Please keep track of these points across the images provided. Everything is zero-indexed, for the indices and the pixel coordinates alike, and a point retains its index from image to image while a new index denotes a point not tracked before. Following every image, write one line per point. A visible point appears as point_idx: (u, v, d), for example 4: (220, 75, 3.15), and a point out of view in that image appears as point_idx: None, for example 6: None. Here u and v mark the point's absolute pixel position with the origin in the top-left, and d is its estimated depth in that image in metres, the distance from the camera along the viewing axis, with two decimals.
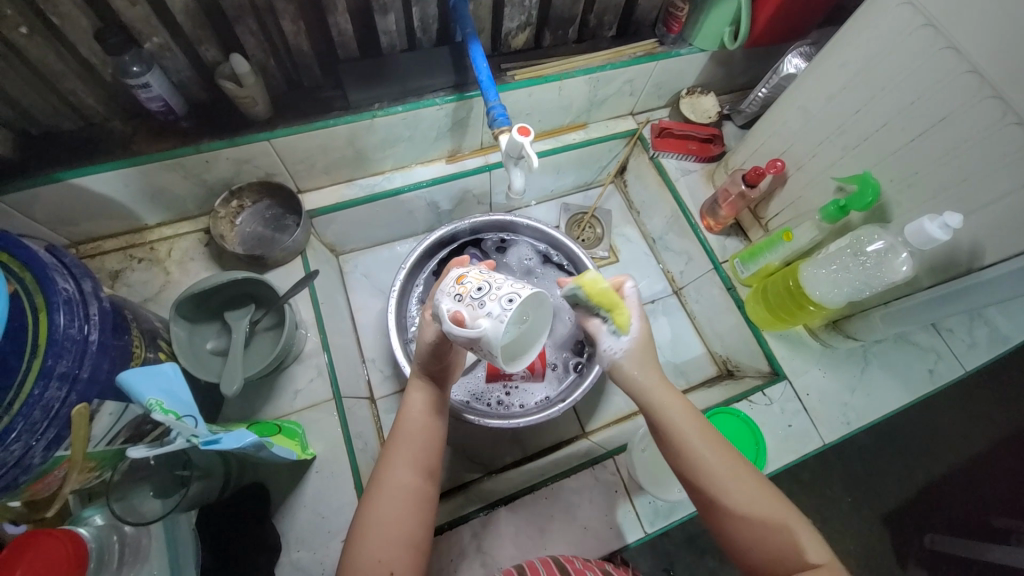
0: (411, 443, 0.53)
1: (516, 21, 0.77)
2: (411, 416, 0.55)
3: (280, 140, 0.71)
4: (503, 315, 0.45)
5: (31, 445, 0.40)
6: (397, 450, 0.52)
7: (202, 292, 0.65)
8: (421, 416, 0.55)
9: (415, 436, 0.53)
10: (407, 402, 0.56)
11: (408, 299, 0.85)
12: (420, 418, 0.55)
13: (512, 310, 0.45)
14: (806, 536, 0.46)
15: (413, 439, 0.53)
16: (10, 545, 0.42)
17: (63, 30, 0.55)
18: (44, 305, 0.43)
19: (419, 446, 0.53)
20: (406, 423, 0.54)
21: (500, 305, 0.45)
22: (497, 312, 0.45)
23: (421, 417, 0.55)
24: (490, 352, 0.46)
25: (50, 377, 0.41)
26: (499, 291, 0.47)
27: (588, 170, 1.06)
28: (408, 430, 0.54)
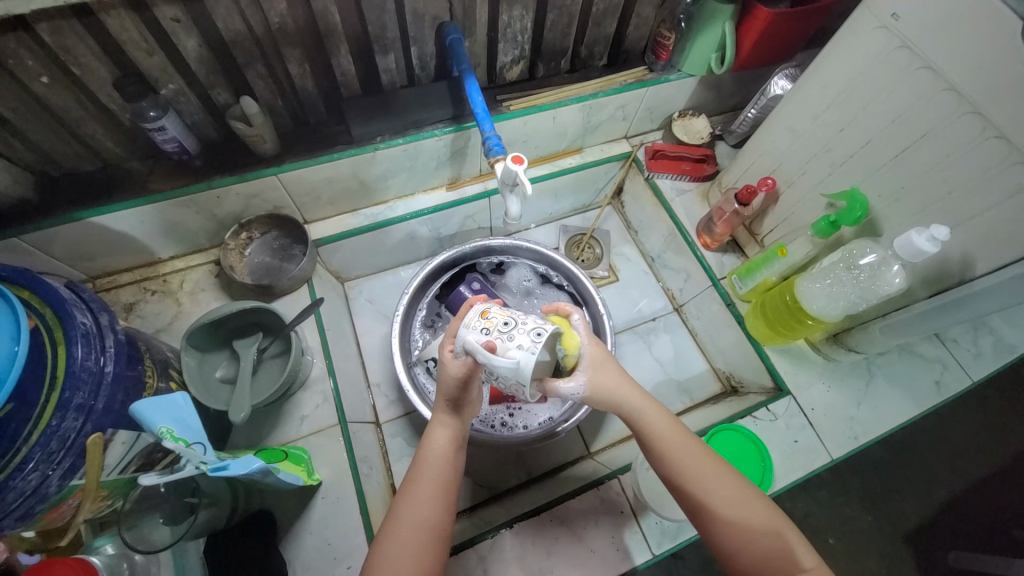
0: (431, 479, 0.53)
1: (510, 55, 0.81)
2: (433, 452, 0.55)
3: (287, 174, 0.75)
4: (535, 347, 0.49)
5: (48, 475, 0.41)
6: (419, 487, 0.53)
7: (213, 322, 0.68)
8: (443, 452, 0.55)
9: (434, 473, 0.54)
10: (429, 438, 0.56)
11: (412, 324, 0.87)
12: (440, 454, 0.55)
13: (543, 341, 0.49)
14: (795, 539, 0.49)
15: (433, 476, 0.53)
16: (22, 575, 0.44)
17: (85, 80, 0.59)
18: (63, 339, 0.45)
19: (438, 483, 0.53)
20: (427, 459, 0.55)
21: (530, 338, 0.49)
22: (527, 345, 0.49)
23: (442, 453, 0.55)
24: (522, 380, 0.49)
25: (68, 408, 0.43)
26: (527, 324, 0.50)
27: (585, 193, 1.08)
28: (429, 466, 0.54)
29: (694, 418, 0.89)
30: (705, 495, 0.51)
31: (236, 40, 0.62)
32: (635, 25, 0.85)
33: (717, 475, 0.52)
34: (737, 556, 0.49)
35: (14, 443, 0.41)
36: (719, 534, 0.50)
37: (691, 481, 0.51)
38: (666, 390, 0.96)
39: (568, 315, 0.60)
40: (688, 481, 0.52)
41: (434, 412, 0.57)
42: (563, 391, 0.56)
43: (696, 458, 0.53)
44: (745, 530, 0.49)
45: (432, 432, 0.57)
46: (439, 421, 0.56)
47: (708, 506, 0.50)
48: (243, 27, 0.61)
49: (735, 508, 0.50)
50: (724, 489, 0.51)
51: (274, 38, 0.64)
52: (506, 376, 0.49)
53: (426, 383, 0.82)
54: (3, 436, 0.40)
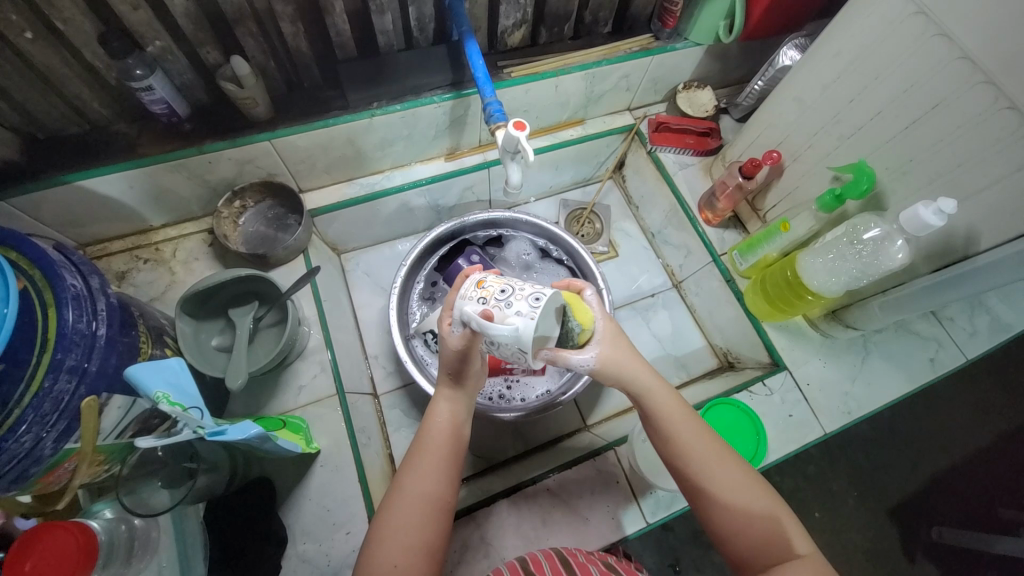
0: (433, 453, 0.53)
1: (511, 19, 0.78)
2: (435, 427, 0.55)
3: (280, 140, 0.72)
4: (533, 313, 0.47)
5: (42, 437, 0.41)
6: (420, 460, 0.53)
7: (207, 290, 0.67)
8: (445, 428, 0.55)
9: (436, 445, 0.54)
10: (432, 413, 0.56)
11: (409, 296, 0.86)
12: (442, 427, 0.55)
13: (541, 307, 0.47)
14: (792, 527, 0.49)
15: (434, 450, 0.54)
16: (15, 543, 0.43)
17: (67, 35, 0.57)
18: (53, 301, 0.44)
19: (440, 456, 0.53)
20: (429, 434, 0.55)
21: (528, 304, 0.47)
22: (525, 311, 0.47)
23: (445, 428, 0.55)
24: (524, 349, 0.47)
25: (60, 370, 0.42)
26: (525, 291, 0.49)
27: (586, 166, 1.06)
28: (431, 440, 0.54)
29: (689, 393, 0.90)
30: (705, 478, 0.51)
31: None
32: None
33: (721, 460, 0.52)
34: (731, 539, 0.49)
35: (6, 406, 0.40)
36: (717, 514, 0.50)
37: (694, 463, 0.52)
38: (663, 365, 0.96)
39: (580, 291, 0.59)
40: (692, 461, 0.52)
41: (437, 388, 0.58)
42: (574, 362, 0.54)
43: (700, 442, 0.52)
44: (743, 516, 0.49)
45: (434, 409, 0.57)
46: (442, 399, 0.57)
47: (708, 489, 0.51)
48: None
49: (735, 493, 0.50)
50: (725, 471, 0.51)
51: None
52: (506, 345, 0.48)
53: (424, 355, 0.82)
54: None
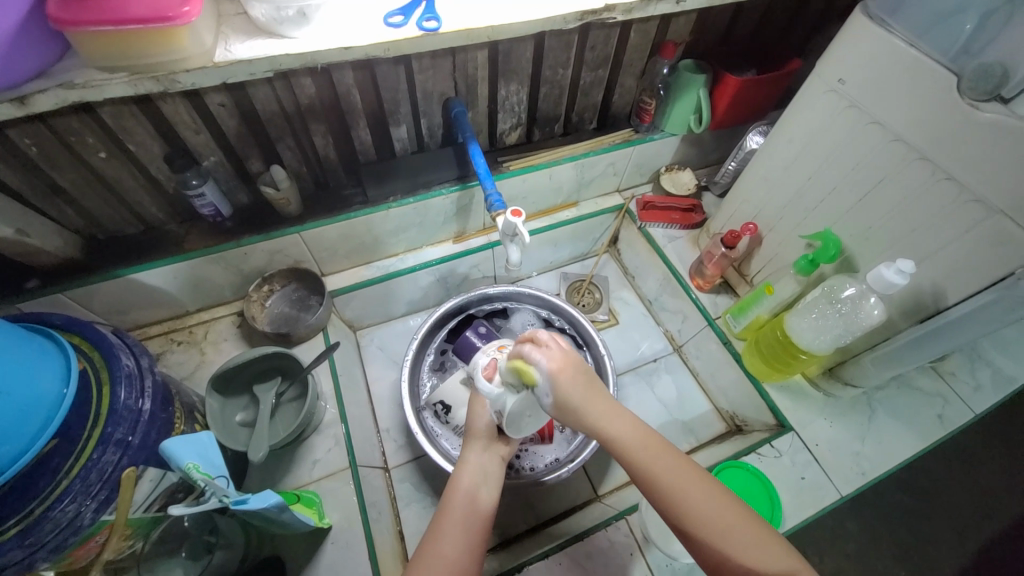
0: (455, 516, 0.57)
1: (508, 123, 0.91)
2: (460, 487, 0.60)
3: (308, 231, 0.82)
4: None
5: (83, 509, 0.44)
6: (445, 519, 0.57)
7: (236, 368, 0.72)
8: (468, 486, 0.60)
9: (459, 508, 0.58)
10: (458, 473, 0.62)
11: (420, 369, 0.91)
12: (463, 490, 0.60)
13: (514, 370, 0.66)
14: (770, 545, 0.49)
15: (457, 509, 0.58)
16: None
17: (138, 156, 0.68)
18: (108, 380, 0.50)
19: (462, 518, 0.57)
20: (455, 492, 0.60)
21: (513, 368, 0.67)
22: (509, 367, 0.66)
23: (471, 486, 0.60)
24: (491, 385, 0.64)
25: (108, 442, 0.47)
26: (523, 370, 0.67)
27: (583, 242, 1.15)
28: (456, 498, 0.59)
29: (700, 458, 0.89)
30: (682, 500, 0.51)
31: (270, 118, 0.71)
32: (619, 94, 0.95)
33: (691, 473, 0.52)
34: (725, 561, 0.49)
35: (57, 476, 0.44)
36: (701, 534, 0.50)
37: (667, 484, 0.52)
38: (671, 431, 0.97)
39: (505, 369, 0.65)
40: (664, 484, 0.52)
41: (467, 449, 0.65)
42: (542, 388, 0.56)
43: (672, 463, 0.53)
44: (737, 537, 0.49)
45: (463, 470, 0.62)
46: (467, 459, 0.63)
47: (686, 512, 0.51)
48: (276, 108, 0.70)
49: (709, 508, 0.50)
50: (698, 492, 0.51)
51: (304, 116, 0.73)
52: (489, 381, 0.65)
53: (434, 427, 0.85)
54: (45, 471, 0.44)
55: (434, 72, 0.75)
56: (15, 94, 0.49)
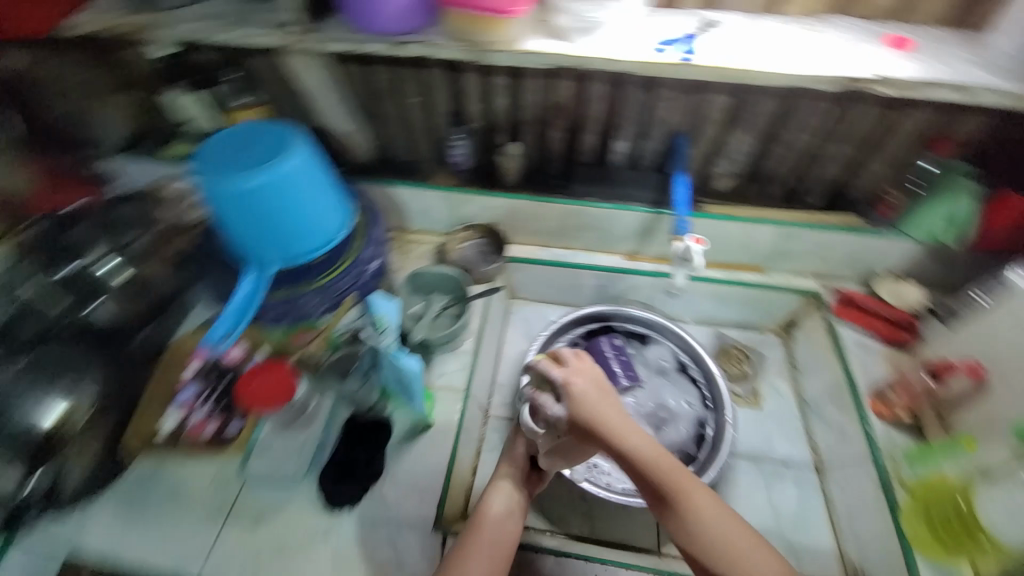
0: (485, 538, 0.66)
1: (724, 169, 0.93)
2: (491, 512, 0.69)
3: (516, 201, 0.99)
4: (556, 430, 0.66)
5: (323, 301, 0.78)
6: (475, 541, 0.66)
7: (428, 276, 0.93)
8: (498, 514, 0.69)
9: (489, 533, 0.67)
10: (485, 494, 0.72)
11: (547, 351, 0.96)
12: (494, 515, 0.69)
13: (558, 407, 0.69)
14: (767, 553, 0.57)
15: (485, 535, 0.66)
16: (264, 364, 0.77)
17: (434, 107, 0.92)
18: (363, 233, 0.80)
19: (491, 540, 0.66)
20: (485, 517, 0.69)
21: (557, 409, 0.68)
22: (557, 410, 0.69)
23: (498, 516, 0.69)
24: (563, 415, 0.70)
25: (350, 271, 0.78)
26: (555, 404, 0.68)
27: (756, 312, 1.07)
28: (486, 525, 0.68)
29: None
30: (694, 514, 0.59)
31: (529, 106, 0.89)
32: (859, 178, 0.89)
33: (702, 489, 0.60)
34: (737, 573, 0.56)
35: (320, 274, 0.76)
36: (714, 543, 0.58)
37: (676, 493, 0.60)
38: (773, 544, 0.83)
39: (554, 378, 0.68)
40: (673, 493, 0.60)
41: (495, 483, 0.73)
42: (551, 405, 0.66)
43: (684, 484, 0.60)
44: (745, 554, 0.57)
45: (493, 497, 0.71)
46: (497, 489, 0.72)
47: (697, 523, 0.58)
48: (536, 99, 0.87)
49: (721, 523, 0.59)
50: (710, 504, 0.60)
51: (553, 111, 0.89)
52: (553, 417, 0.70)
53: None
54: (316, 268, 0.75)
55: (673, 104, 0.84)
56: (395, 40, 0.71)
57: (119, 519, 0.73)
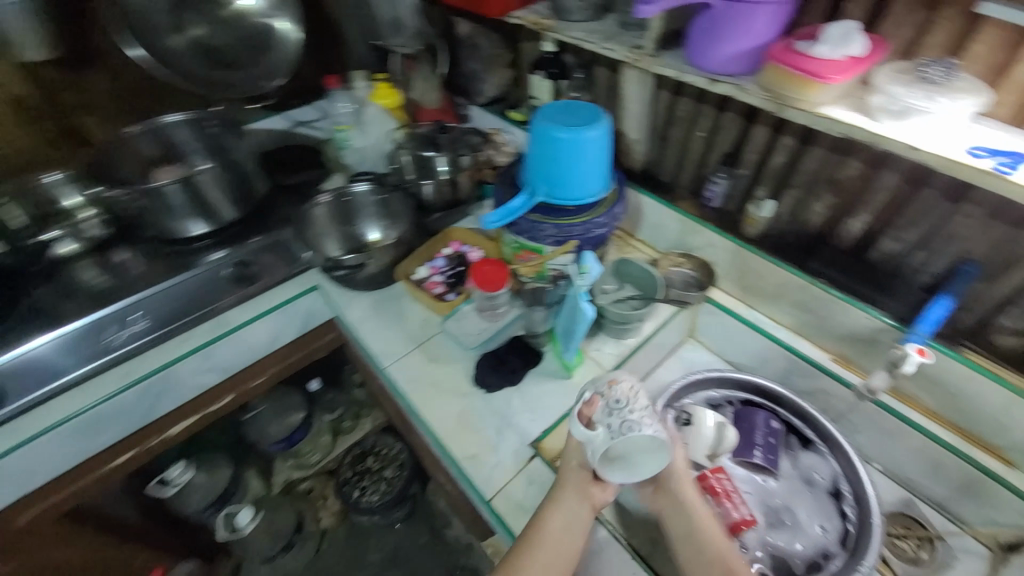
0: (545, 548, 0.71)
1: (1014, 323, 0.78)
2: (550, 524, 0.72)
3: (743, 251, 1.01)
4: (613, 439, 0.68)
5: (551, 237, 0.91)
6: (537, 552, 0.70)
7: (627, 264, 1.00)
8: (559, 528, 0.72)
9: (552, 544, 0.71)
10: (551, 506, 0.74)
11: (699, 392, 0.96)
12: (555, 528, 0.72)
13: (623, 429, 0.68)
14: None
15: (546, 546, 0.71)
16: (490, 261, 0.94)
17: (714, 145, 1.04)
18: (607, 206, 0.91)
19: (551, 553, 0.70)
20: (543, 528, 0.72)
21: (618, 424, 0.68)
22: (612, 427, 0.68)
23: (558, 530, 0.72)
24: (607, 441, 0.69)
25: (584, 228, 0.89)
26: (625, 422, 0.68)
27: (976, 510, 0.84)
28: (546, 538, 0.71)
29: None
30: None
31: (805, 173, 0.92)
32: None
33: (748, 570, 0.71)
34: None
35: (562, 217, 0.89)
36: None
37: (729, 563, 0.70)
38: None
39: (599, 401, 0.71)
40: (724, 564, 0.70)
41: (557, 496, 0.75)
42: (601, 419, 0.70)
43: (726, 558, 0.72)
44: None
45: (556, 510, 0.73)
46: (558, 506, 0.74)
47: None
48: (816, 170, 0.90)
49: None
50: None
51: (828, 187, 0.91)
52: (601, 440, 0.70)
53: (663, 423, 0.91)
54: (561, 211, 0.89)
55: (976, 225, 0.76)
56: (710, 78, 0.83)
57: (368, 312, 1.10)
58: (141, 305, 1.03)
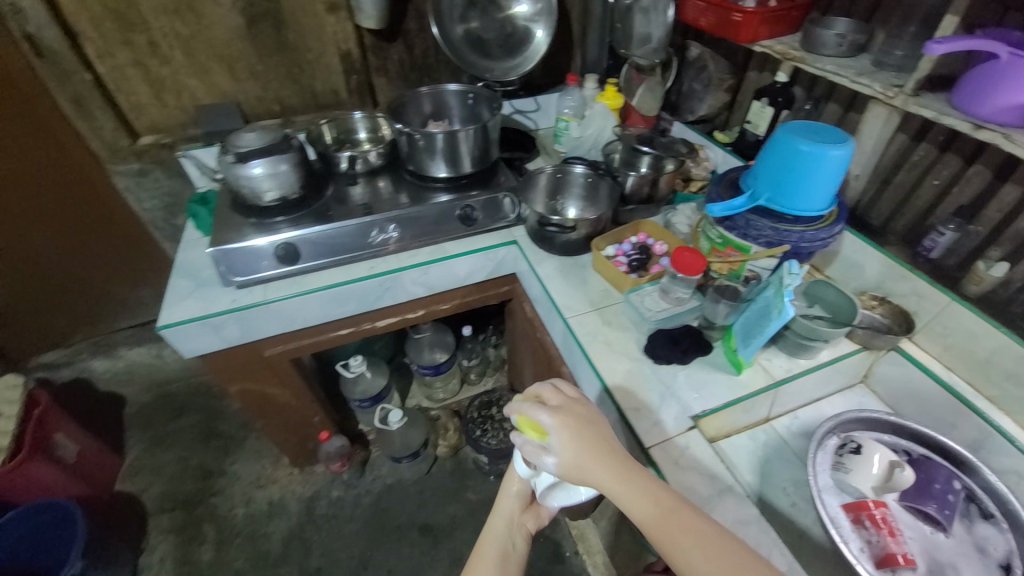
0: (491, 555, 0.92)
1: None
2: (490, 539, 0.95)
3: (957, 307, 0.96)
4: (554, 475, 0.89)
5: (766, 237, 0.97)
6: (483, 558, 0.92)
7: (820, 288, 1.05)
8: (500, 537, 0.94)
9: (496, 552, 0.93)
10: (491, 526, 0.96)
11: (869, 432, 0.95)
12: (496, 538, 0.94)
13: (558, 471, 0.87)
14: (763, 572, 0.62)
15: (489, 553, 0.93)
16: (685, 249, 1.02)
17: (947, 197, 1.03)
18: (828, 223, 0.96)
19: (495, 558, 0.92)
20: (488, 540, 0.95)
21: (551, 464, 0.88)
22: (547, 466, 0.89)
23: (497, 541, 0.94)
24: (541, 476, 0.90)
25: (804, 235, 0.95)
26: (549, 455, 0.89)
27: None
28: (490, 545, 0.94)
29: None
30: (668, 536, 0.67)
31: None
32: None
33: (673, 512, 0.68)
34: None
35: (783, 222, 0.96)
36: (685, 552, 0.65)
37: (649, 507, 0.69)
38: None
39: None
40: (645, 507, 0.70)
41: (495, 510, 0.98)
42: (531, 455, 0.91)
43: (624, 476, 0.72)
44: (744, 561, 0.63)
45: (493, 526, 0.96)
46: (494, 520, 0.97)
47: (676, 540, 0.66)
48: None
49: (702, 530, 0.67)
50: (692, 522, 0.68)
51: None
52: (538, 474, 0.91)
53: (827, 445, 0.92)
54: (782, 217, 0.96)
55: None
56: (974, 125, 0.84)
57: (556, 272, 1.25)
58: (394, 219, 1.29)
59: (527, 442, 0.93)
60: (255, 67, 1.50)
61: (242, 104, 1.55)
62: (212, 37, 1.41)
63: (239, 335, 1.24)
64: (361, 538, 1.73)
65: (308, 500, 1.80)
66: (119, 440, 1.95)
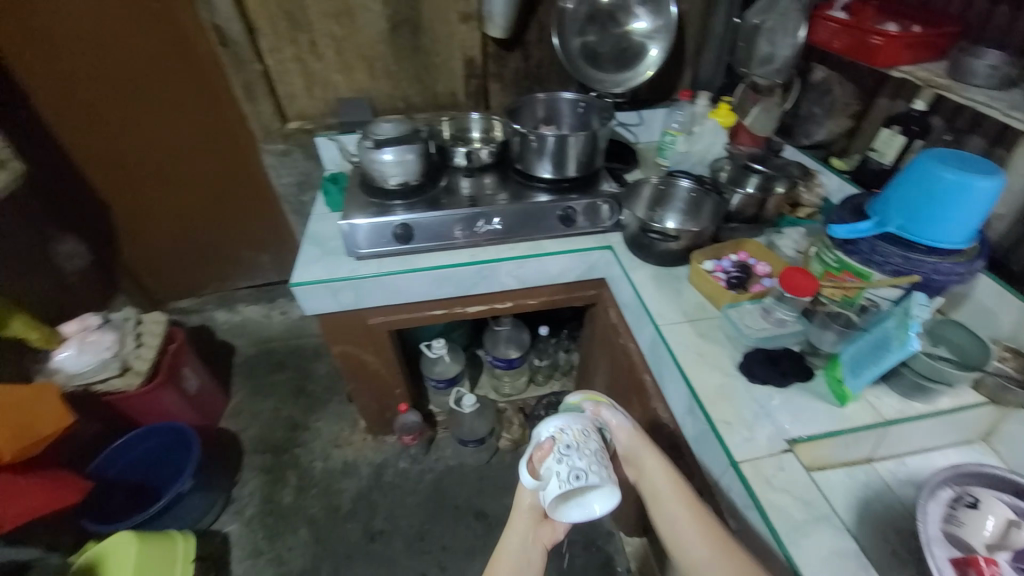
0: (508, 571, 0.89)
1: None
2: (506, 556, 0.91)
3: None
4: (562, 484, 0.77)
5: (894, 265, 0.94)
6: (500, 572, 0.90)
7: (940, 328, 1.00)
8: (516, 554, 0.91)
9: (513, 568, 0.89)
10: (506, 543, 0.92)
11: (992, 488, 0.86)
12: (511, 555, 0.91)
13: (576, 480, 0.77)
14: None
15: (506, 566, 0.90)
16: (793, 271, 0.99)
17: None
18: (964, 259, 0.91)
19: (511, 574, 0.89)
20: (504, 555, 0.91)
21: (567, 472, 0.78)
22: (562, 475, 0.78)
23: (513, 557, 0.90)
24: (551, 490, 0.78)
25: (937, 268, 0.91)
26: (563, 461, 0.79)
27: None
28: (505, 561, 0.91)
29: None
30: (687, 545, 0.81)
31: None
32: None
33: (700, 524, 0.81)
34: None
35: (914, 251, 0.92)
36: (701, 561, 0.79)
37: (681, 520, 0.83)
38: None
39: (542, 445, 0.82)
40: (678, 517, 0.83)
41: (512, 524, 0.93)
42: (544, 464, 0.80)
43: (671, 477, 0.87)
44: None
45: (510, 541, 0.92)
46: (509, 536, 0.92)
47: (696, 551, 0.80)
48: None
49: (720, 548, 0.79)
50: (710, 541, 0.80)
51: None
52: (546, 488, 0.78)
53: (940, 496, 0.84)
54: (915, 247, 0.92)
55: None
56: None
57: (649, 280, 1.27)
58: (499, 212, 1.38)
59: (539, 450, 0.82)
60: (390, 68, 1.68)
61: (374, 99, 1.74)
62: (360, 40, 1.60)
63: (352, 301, 1.39)
64: (421, 510, 1.82)
65: (377, 466, 1.93)
66: (227, 383, 2.22)
